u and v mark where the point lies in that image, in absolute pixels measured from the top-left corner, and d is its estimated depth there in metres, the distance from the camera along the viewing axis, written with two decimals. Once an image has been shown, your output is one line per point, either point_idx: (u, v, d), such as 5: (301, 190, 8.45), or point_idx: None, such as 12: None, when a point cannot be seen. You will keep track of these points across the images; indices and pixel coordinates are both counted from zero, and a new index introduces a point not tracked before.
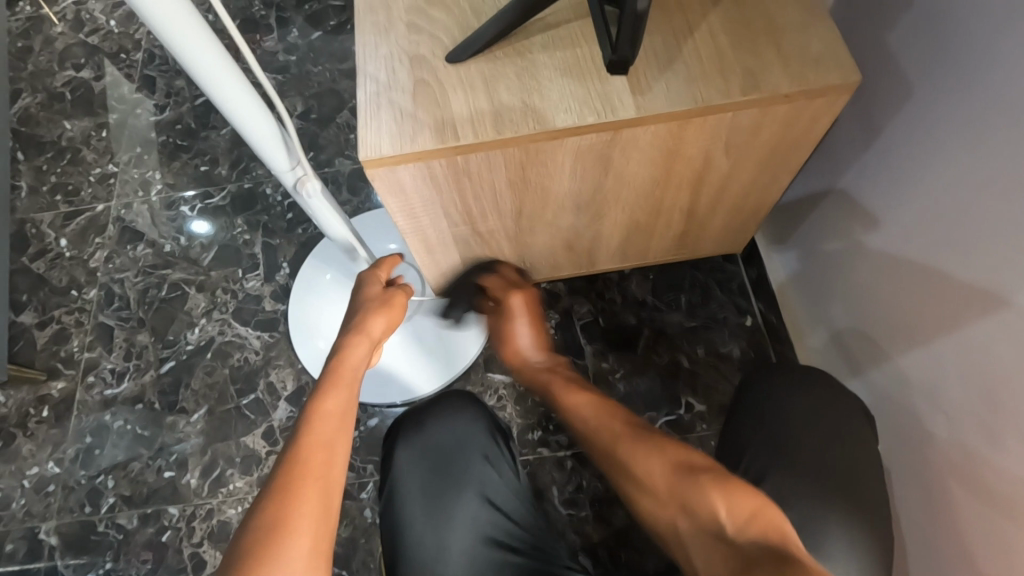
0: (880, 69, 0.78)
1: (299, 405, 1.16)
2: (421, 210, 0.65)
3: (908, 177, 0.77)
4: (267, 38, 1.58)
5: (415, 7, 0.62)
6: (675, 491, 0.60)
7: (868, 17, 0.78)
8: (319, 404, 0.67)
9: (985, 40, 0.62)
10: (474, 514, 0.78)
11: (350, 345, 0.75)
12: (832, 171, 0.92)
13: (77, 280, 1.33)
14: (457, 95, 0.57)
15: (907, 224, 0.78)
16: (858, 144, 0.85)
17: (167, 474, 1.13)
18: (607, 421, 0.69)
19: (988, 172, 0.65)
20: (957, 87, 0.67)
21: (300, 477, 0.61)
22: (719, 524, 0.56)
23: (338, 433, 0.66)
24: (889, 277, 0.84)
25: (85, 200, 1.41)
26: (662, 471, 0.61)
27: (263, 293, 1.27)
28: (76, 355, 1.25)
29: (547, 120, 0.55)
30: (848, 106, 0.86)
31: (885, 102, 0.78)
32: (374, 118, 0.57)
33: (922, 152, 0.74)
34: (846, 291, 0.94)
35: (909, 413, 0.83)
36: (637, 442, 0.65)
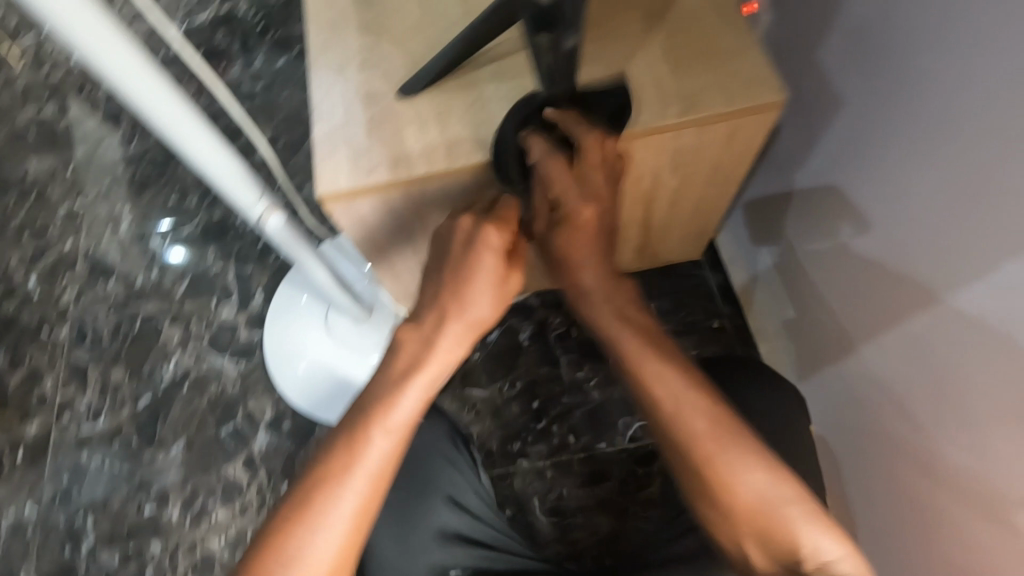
0: (827, 78, 0.81)
1: (279, 431, 1.16)
2: (384, 238, 0.67)
3: (861, 182, 0.79)
4: (232, 68, 1.60)
5: (368, 45, 0.65)
6: (758, 515, 0.58)
7: (805, 31, 0.82)
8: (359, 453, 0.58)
9: (926, 59, 0.65)
10: (440, 516, 0.80)
11: (421, 370, 0.59)
12: (790, 173, 0.94)
13: (49, 318, 1.32)
14: (411, 129, 0.59)
15: (860, 227, 0.81)
16: (813, 148, 0.87)
17: (148, 509, 1.13)
18: (690, 417, 0.59)
19: (935, 187, 0.68)
20: (905, 101, 0.69)
21: (315, 533, 0.56)
22: (796, 555, 0.57)
23: (370, 492, 0.58)
24: (846, 277, 0.87)
25: (53, 238, 1.41)
26: (756, 494, 0.58)
27: (238, 321, 1.27)
28: (50, 394, 1.24)
29: (497, 150, 0.59)
30: (800, 111, 0.88)
31: (836, 109, 0.81)
32: (332, 155, 0.59)
33: (873, 160, 0.77)
34: (809, 289, 0.97)
35: (866, 404, 0.87)
36: (732, 449, 0.58)
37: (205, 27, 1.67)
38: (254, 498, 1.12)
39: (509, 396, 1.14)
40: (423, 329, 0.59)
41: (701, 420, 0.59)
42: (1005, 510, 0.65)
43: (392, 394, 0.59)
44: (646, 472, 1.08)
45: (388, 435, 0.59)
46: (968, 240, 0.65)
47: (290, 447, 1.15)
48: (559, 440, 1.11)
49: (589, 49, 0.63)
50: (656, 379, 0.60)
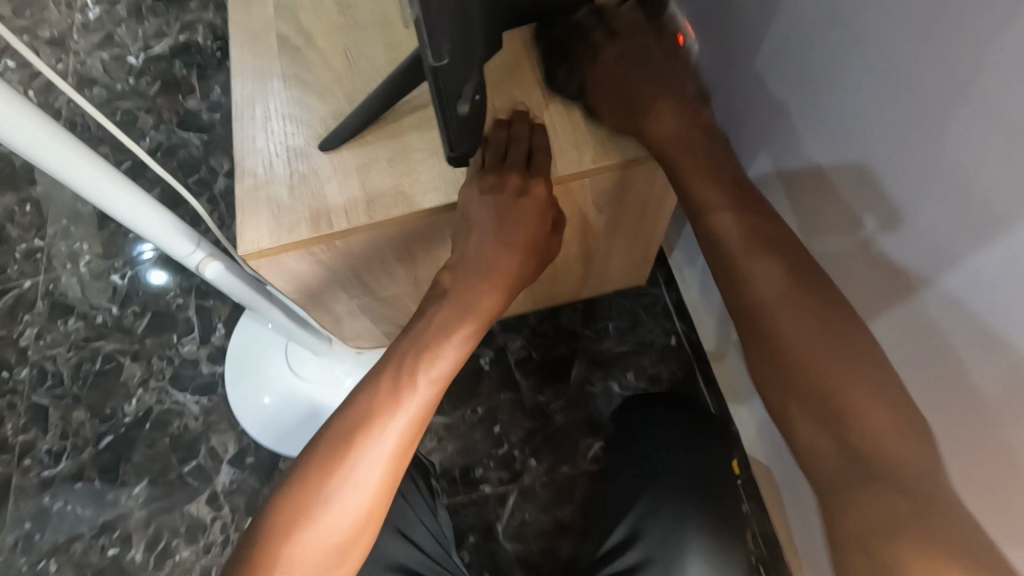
0: (776, 73, 0.73)
1: (241, 467, 1.16)
2: (317, 287, 0.68)
3: (816, 179, 0.72)
4: (190, 97, 1.60)
5: (292, 98, 0.66)
6: (873, 430, 0.53)
7: (729, 61, 0.83)
8: (396, 401, 0.57)
9: (883, 49, 0.57)
10: (386, 548, 0.81)
11: (451, 327, 0.59)
12: (742, 170, 0.88)
13: (8, 361, 1.30)
14: (332, 183, 0.60)
15: (817, 227, 0.74)
16: (765, 144, 0.81)
17: (111, 552, 1.12)
18: (805, 323, 0.57)
19: (897, 186, 0.61)
20: (859, 93, 0.62)
21: (349, 479, 0.56)
22: (900, 480, 0.52)
23: (407, 439, 0.58)
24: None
25: (12, 277, 1.40)
26: (869, 415, 0.53)
27: (200, 356, 1.27)
28: (11, 439, 1.23)
29: (415, 202, 0.59)
30: (749, 106, 0.82)
31: (785, 102, 0.74)
32: (253, 212, 0.59)
33: (825, 158, 0.69)
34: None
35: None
36: (843, 358, 0.56)
37: (163, 57, 1.67)
38: (218, 536, 1.12)
39: (471, 422, 1.15)
40: (462, 300, 0.59)
41: (814, 327, 0.57)
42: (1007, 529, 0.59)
43: (427, 345, 0.59)
44: None
45: (434, 381, 0.58)
46: (939, 240, 0.57)
47: (254, 483, 1.15)
48: (522, 464, 1.11)
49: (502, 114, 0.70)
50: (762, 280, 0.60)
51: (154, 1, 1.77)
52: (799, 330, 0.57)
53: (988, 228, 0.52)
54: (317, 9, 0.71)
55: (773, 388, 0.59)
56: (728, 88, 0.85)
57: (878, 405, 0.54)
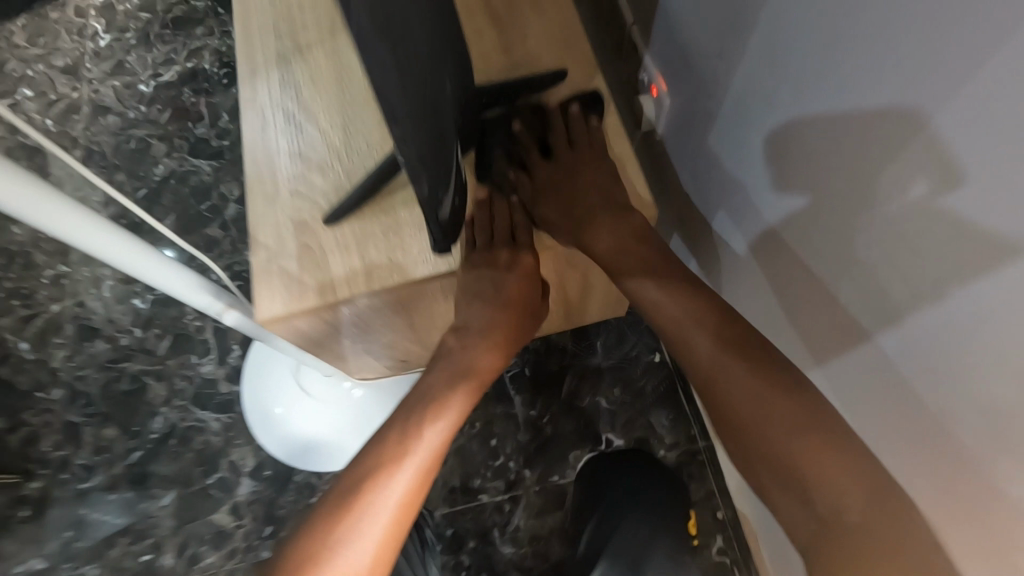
0: (781, 67, 0.67)
1: (260, 479, 1.27)
2: (324, 338, 0.76)
3: (817, 188, 0.67)
4: (200, 124, 1.67)
5: (298, 173, 0.74)
6: (811, 467, 0.64)
7: (696, 114, 0.90)
8: (407, 444, 0.69)
9: (899, 48, 0.51)
10: None
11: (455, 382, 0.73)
12: (737, 168, 0.83)
13: (41, 381, 1.41)
14: (334, 255, 0.69)
15: (816, 234, 0.70)
16: (764, 142, 0.75)
17: (145, 557, 1.24)
18: (744, 381, 0.69)
19: (898, 204, 0.56)
20: (868, 97, 0.56)
21: (363, 517, 0.65)
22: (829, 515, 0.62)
23: (416, 482, 0.68)
24: (802, 291, 0.77)
25: (41, 302, 1.50)
26: (803, 455, 0.65)
27: (218, 376, 1.37)
28: (48, 454, 1.34)
29: (408, 272, 0.67)
30: (749, 100, 0.76)
31: (786, 103, 0.68)
32: (267, 283, 0.68)
33: (827, 165, 0.64)
34: (767, 302, 0.87)
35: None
36: (777, 410, 0.67)
37: (172, 85, 1.74)
38: (240, 543, 1.23)
39: (470, 434, 1.24)
40: (462, 362, 0.75)
41: (755, 383, 0.68)
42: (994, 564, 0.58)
43: (435, 396, 0.73)
44: None
45: (442, 429, 0.70)
46: (942, 268, 0.53)
47: (271, 493, 1.26)
48: (516, 474, 1.21)
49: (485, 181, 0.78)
50: (699, 345, 0.72)
51: (162, 27, 1.84)
52: (746, 389, 0.68)
53: (992, 266, 0.48)
54: (317, 85, 0.79)
55: (730, 443, 0.71)
56: (726, 79, 0.79)
57: (830, 469, 0.64)
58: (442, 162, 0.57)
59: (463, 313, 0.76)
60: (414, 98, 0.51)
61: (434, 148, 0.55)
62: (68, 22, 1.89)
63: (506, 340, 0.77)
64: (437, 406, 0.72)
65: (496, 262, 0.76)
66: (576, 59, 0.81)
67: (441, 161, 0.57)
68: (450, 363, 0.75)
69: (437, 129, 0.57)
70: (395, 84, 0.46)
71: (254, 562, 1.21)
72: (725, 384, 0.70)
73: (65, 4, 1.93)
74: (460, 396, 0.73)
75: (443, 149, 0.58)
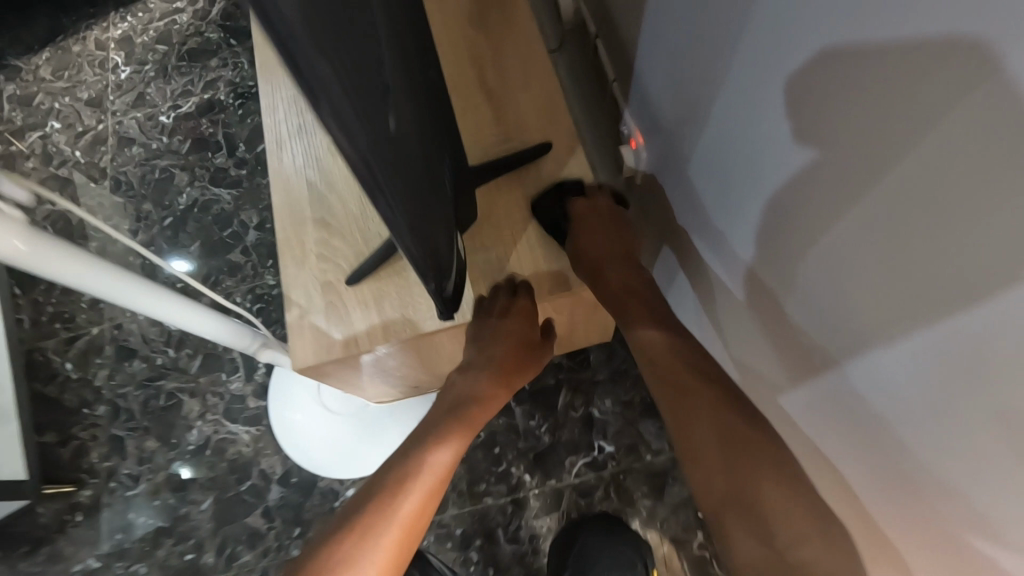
0: (767, 62, 0.66)
1: (288, 485, 1.41)
2: (348, 376, 0.89)
3: (798, 212, 0.69)
4: (218, 154, 1.80)
5: (322, 238, 0.86)
6: (767, 503, 0.71)
7: (669, 167, 1.01)
8: (415, 467, 0.81)
9: (876, 52, 0.50)
10: None
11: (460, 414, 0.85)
12: (724, 159, 0.83)
13: (86, 398, 1.55)
14: (356, 312, 0.81)
15: (799, 230, 0.70)
16: (752, 136, 0.74)
17: (188, 556, 1.39)
18: (714, 419, 0.78)
19: (879, 204, 0.55)
20: (849, 97, 0.55)
21: (373, 530, 0.76)
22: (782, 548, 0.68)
23: (423, 502, 0.79)
24: (787, 285, 0.76)
25: (81, 324, 1.64)
26: (770, 494, 0.72)
27: (246, 392, 1.51)
28: (97, 465, 1.49)
29: (419, 326, 0.80)
30: (736, 92, 0.74)
31: (765, 128, 0.70)
32: (300, 337, 0.81)
33: (813, 160, 0.63)
34: (753, 293, 0.87)
35: (815, 419, 0.81)
36: (741, 450, 0.75)
37: (191, 116, 1.86)
38: (273, 542, 1.37)
39: (476, 443, 1.38)
40: (467, 398, 0.87)
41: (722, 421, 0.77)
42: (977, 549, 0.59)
43: (442, 426, 0.85)
44: (587, 501, 1.32)
45: (447, 456, 0.82)
46: (921, 268, 0.53)
47: (299, 498, 1.40)
48: (517, 479, 1.35)
49: (482, 239, 0.91)
50: (678, 383, 0.82)
51: (178, 60, 1.95)
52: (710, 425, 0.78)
53: (984, 265, 0.46)
54: (335, 158, 0.90)
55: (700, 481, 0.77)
56: (716, 69, 0.78)
57: (794, 509, 0.70)
58: (419, 206, 0.63)
59: (470, 357, 0.89)
60: (396, 151, 0.56)
61: (409, 191, 0.60)
62: (90, 55, 2.01)
63: (505, 379, 0.89)
64: (442, 436, 0.84)
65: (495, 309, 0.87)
66: (560, 132, 0.93)
67: (417, 204, 0.62)
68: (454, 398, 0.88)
69: (414, 176, 0.63)
70: (404, 201, 0.57)
71: (286, 560, 1.35)
72: (697, 419, 0.79)
73: (86, 37, 2.04)
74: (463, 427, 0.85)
75: (419, 196, 0.64)
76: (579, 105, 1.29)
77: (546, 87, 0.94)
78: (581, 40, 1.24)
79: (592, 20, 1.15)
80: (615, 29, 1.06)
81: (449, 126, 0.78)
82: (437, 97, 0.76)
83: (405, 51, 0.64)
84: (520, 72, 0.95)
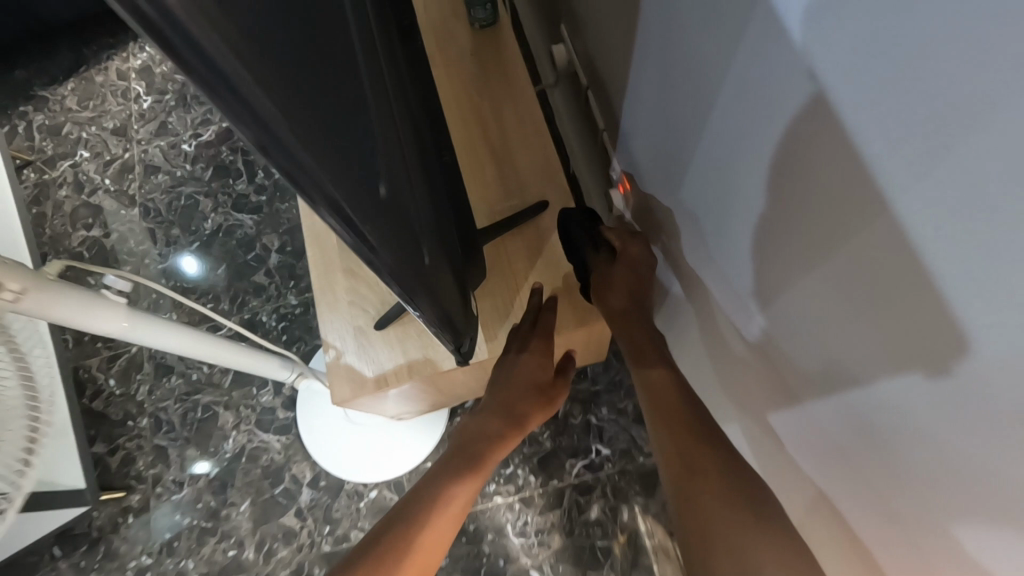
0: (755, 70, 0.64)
1: (317, 488, 1.57)
2: (377, 404, 1.04)
3: (773, 246, 0.72)
4: (239, 181, 1.93)
5: (352, 287, 1.00)
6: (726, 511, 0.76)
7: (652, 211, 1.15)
8: (439, 489, 0.93)
9: (855, 59, 0.48)
10: None
11: (477, 446, 0.98)
12: (715, 161, 0.81)
13: (130, 411, 1.71)
14: (384, 352, 0.96)
15: (776, 258, 0.72)
16: (741, 134, 0.71)
17: (231, 552, 1.55)
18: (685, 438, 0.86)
19: (861, 208, 0.53)
20: (803, 134, 0.59)
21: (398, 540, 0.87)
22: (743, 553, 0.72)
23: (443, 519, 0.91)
24: (777, 285, 0.74)
25: (121, 343, 1.79)
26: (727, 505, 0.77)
27: (276, 404, 1.66)
28: (143, 472, 1.65)
29: (438, 364, 0.94)
30: (725, 93, 0.72)
31: (739, 169, 0.75)
32: (338, 375, 0.95)
33: (798, 161, 0.61)
34: (745, 296, 0.85)
35: (805, 418, 0.80)
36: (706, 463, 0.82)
37: (211, 144, 1.99)
38: (306, 539, 1.53)
39: None
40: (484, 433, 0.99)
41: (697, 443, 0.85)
42: (959, 547, 0.57)
43: (462, 456, 0.98)
44: (586, 499, 1.48)
45: (465, 483, 0.95)
46: (897, 273, 0.51)
47: (327, 500, 1.56)
48: (523, 480, 1.50)
49: (491, 287, 1.05)
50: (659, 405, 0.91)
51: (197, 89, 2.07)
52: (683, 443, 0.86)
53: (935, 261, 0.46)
54: None
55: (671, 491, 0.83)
56: (705, 73, 0.76)
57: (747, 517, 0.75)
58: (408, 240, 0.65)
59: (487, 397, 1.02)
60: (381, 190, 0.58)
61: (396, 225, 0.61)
62: (112, 85, 2.13)
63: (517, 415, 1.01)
64: (463, 465, 0.96)
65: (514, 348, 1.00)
66: (554, 190, 1.07)
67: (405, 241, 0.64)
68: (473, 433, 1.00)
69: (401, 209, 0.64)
70: (428, 279, 0.71)
71: (318, 554, 1.52)
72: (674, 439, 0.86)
73: (108, 67, 2.15)
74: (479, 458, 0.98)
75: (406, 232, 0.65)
76: (573, 143, 1.41)
77: (542, 151, 1.08)
78: (574, 85, 1.36)
79: (582, 71, 1.27)
80: (603, 84, 1.18)
81: (458, 199, 0.91)
82: (447, 176, 0.89)
83: (419, 150, 0.76)
84: (519, 136, 1.09)
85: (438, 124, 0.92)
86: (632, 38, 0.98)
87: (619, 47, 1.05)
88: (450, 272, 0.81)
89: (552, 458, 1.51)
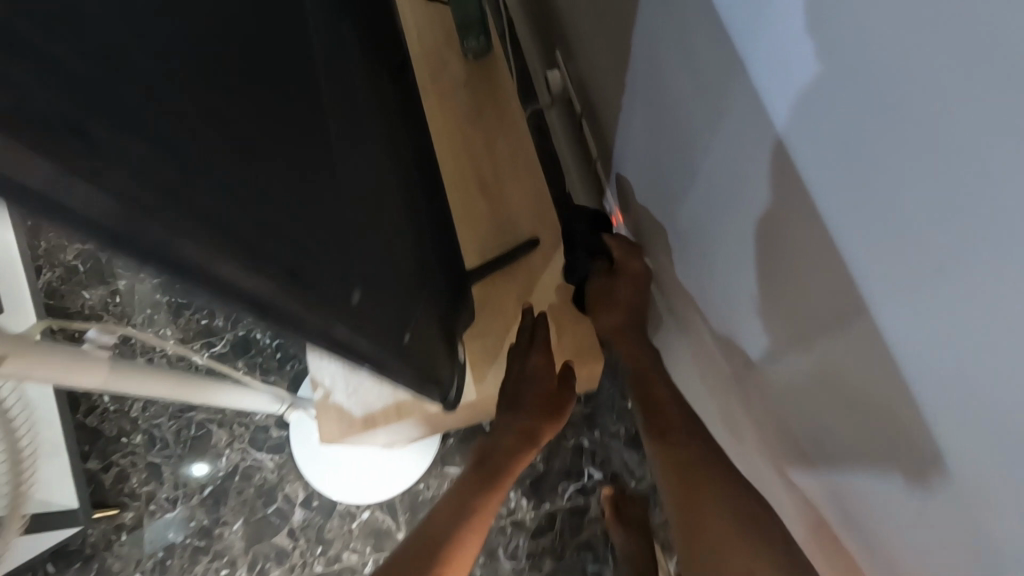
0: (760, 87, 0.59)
1: (310, 508, 1.57)
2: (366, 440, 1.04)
3: (756, 265, 0.72)
4: None
5: None
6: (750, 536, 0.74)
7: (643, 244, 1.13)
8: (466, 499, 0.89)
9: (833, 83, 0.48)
10: None
11: (499, 456, 0.95)
12: (714, 178, 0.75)
13: (124, 428, 1.71)
14: (372, 392, 0.95)
15: (766, 282, 0.71)
16: (744, 151, 0.66)
17: (224, 572, 1.55)
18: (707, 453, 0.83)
19: (861, 218, 0.50)
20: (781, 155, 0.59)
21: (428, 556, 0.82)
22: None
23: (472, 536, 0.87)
24: (791, 311, 0.67)
25: None
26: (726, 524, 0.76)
27: (269, 422, 1.66)
28: (137, 489, 1.65)
29: (424, 405, 0.94)
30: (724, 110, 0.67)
31: (721, 192, 0.75)
32: (326, 413, 0.96)
33: (811, 178, 0.55)
34: (750, 319, 0.78)
35: (813, 456, 0.72)
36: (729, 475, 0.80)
37: None
38: (298, 559, 1.54)
39: None
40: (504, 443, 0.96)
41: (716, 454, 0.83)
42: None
43: (485, 466, 0.94)
44: (578, 523, 1.48)
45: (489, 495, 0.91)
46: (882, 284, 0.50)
47: (320, 520, 1.56)
48: (515, 503, 1.50)
49: (481, 327, 1.05)
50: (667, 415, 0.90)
51: None
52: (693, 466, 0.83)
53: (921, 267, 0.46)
54: None
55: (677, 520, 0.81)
56: (701, 96, 0.71)
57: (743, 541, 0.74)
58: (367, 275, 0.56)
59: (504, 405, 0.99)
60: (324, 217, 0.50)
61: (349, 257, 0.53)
62: None
63: (537, 423, 0.97)
64: (486, 475, 0.93)
65: (512, 371, 1.01)
66: (544, 227, 1.07)
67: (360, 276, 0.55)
68: (492, 443, 0.97)
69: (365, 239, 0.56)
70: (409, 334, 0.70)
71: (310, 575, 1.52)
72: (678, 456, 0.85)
73: None
74: (502, 467, 0.94)
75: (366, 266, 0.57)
76: (569, 166, 1.38)
77: (533, 186, 1.07)
78: (569, 108, 1.33)
79: (575, 96, 1.23)
80: (594, 113, 1.15)
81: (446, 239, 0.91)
82: (434, 217, 0.88)
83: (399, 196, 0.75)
84: (509, 172, 1.08)
85: (426, 161, 0.91)
86: (618, 72, 0.95)
87: (606, 80, 1.02)
88: (434, 320, 0.80)
89: (544, 481, 1.51)
